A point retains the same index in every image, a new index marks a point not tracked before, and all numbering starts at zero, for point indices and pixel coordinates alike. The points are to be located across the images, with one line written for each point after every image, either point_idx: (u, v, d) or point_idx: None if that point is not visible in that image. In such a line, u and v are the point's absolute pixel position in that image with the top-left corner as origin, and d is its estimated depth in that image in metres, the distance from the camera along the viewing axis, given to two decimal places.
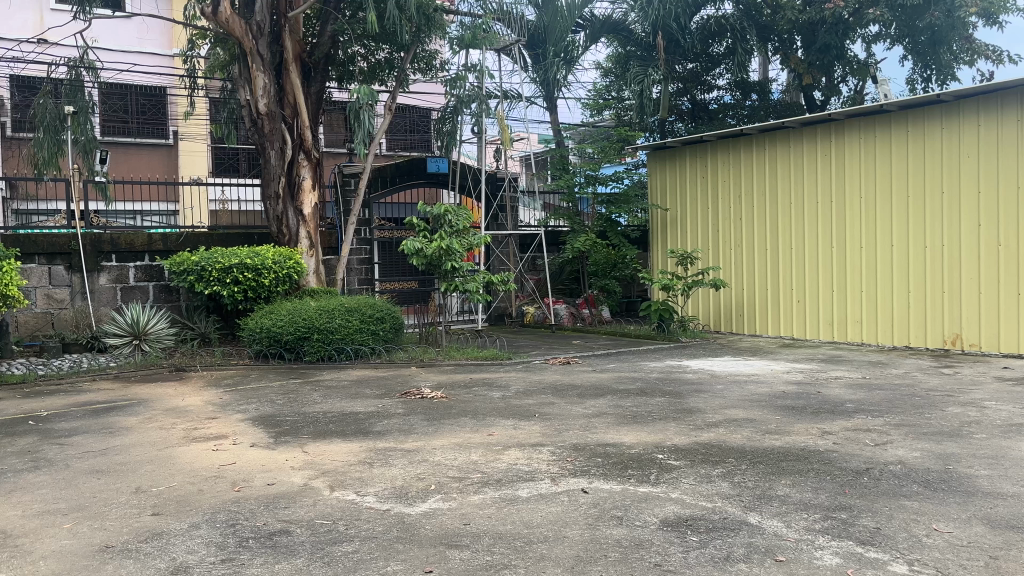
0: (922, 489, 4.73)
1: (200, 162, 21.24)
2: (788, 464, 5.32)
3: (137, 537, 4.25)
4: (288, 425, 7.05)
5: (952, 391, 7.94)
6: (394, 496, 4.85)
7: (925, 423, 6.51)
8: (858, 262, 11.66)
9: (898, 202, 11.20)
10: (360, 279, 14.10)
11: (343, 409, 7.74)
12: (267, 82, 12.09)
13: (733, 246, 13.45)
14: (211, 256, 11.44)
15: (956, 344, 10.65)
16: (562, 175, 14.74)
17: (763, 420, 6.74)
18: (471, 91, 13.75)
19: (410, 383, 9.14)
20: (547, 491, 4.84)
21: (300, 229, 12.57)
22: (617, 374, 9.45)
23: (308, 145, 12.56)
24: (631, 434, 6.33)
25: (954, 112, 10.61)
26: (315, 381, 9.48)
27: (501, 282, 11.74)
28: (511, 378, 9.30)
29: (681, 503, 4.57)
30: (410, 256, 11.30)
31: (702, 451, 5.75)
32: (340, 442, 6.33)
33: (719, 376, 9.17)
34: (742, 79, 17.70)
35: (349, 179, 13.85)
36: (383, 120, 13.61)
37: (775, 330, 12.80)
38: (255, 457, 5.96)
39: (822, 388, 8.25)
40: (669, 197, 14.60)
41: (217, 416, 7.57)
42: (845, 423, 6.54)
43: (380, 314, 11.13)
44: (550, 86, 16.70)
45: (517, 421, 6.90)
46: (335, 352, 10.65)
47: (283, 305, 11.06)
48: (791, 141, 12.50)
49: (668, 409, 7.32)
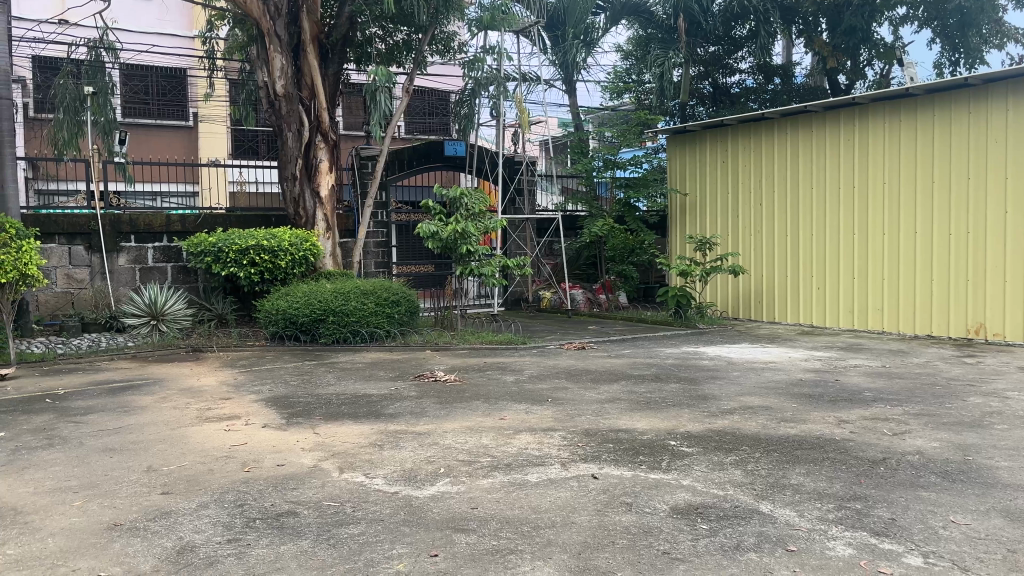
0: (940, 480, 4.63)
1: (219, 144, 21.27)
2: (803, 453, 5.24)
3: (146, 516, 4.26)
4: (300, 407, 7.06)
5: (974, 380, 7.80)
6: (402, 479, 4.83)
7: (945, 412, 6.38)
8: (881, 248, 11.46)
9: (923, 188, 10.98)
10: (376, 262, 14.11)
11: (356, 392, 7.73)
12: (285, 63, 12.05)
13: (753, 231, 13.28)
14: (229, 238, 11.47)
15: (979, 334, 10.45)
16: (580, 158, 14.64)
17: (779, 408, 6.65)
18: (489, 74, 13.65)
19: (424, 366, 9.12)
20: (556, 476, 4.79)
21: (317, 212, 12.55)
22: (632, 360, 9.39)
23: (325, 128, 12.51)
24: (645, 420, 6.26)
25: (983, 96, 10.36)
26: (330, 363, 9.49)
27: (516, 267, 11.67)
28: (526, 362, 9.26)
29: (692, 490, 4.51)
30: (425, 239, 11.23)
31: (716, 438, 5.67)
32: (352, 424, 6.32)
33: (736, 363, 9.07)
34: (765, 62, 17.44)
35: (368, 162, 13.95)
36: (400, 103, 13.48)
37: (794, 317, 12.64)
38: (266, 438, 5.97)
39: (841, 376, 8.13)
40: (689, 182, 14.44)
41: (231, 397, 7.59)
42: (863, 412, 6.43)
43: (396, 297, 11.10)
44: (569, 69, 16.29)
45: (529, 406, 6.86)
46: (351, 335, 10.64)
47: (299, 287, 11.05)
48: (814, 125, 12.29)
49: (683, 396, 7.24)
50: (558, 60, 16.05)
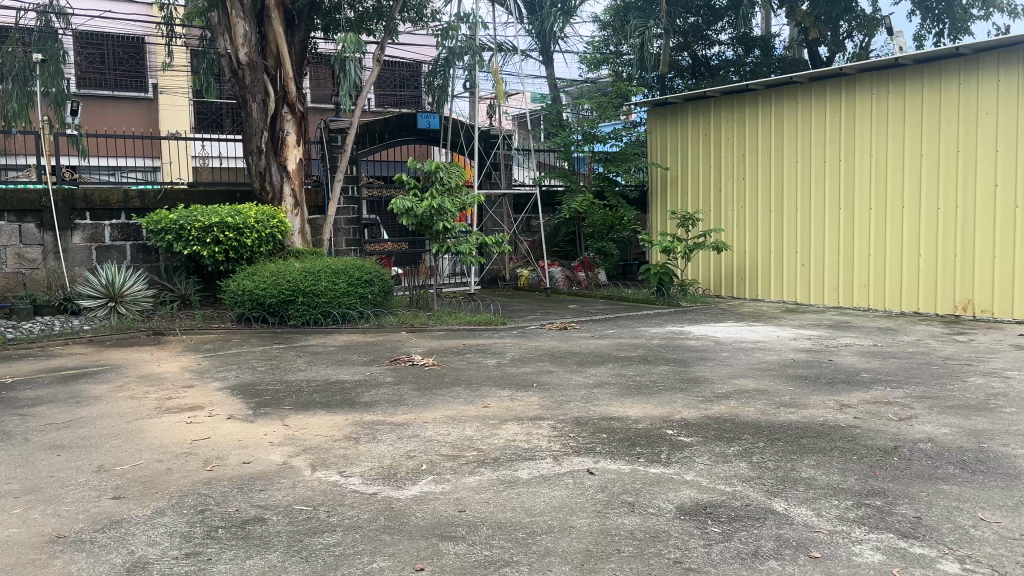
0: (961, 472, 4.32)
1: (181, 116, 20.48)
2: (809, 442, 4.90)
3: (94, 526, 3.80)
4: (269, 395, 6.60)
5: (970, 359, 7.55)
6: (381, 478, 4.40)
7: (949, 394, 6.11)
8: (867, 224, 11.21)
9: (911, 161, 10.70)
10: (347, 240, 13.61)
11: (329, 377, 7.28)
12: (248, 30, 11.47)
13: (735, 206, 12.97)
14: (191, 215, 10.87)
15: (967, 310, 10.26)
16: (558, 132, 14.09)
17: (776, 392, 6.33)
18: (464, 43, 13.12)
19: (399, 350, 8.69)
20: (549, 472, 4.41)
21: (284, 186, 11.99)
22: (618, 341, 9.03)
23: (292, 98, 11.94)
24: (637, 406, 5.91)
25: (973, 65, 10.08)
26: (300, 347, 9.01)
27: (495, 244, 11.20)
28: (506, 344, 8.86)
29: (697, 487, 4.16)
30: (399, 215, 10.73)
31: (715, 426, 5.33)
32: (324, 414, 5.88)
33: (724, 344, 8.76)
34: (745, 33, 17.10)
35: (337, 135, 13.49)
36: (371, 74, 12.88)
37: (777, 294, 12.40)
38: (231, 431, 5.51)
39: (834, 356, 7.84)
40: (670, 156, 14.07)
41: (194, 385, 7.11)
42: (864, 396, 6.14)
43: (369, 276, 10.62)
44: (545, 38, 15.89)
45: (514, 392, 6.47)
46: (321, 316, 10.16)
47: (267, 266, 10.51)
48: (799, 97, 11.97)
49: (674, 379, 6.90)
50: (535, 29, 15.52)
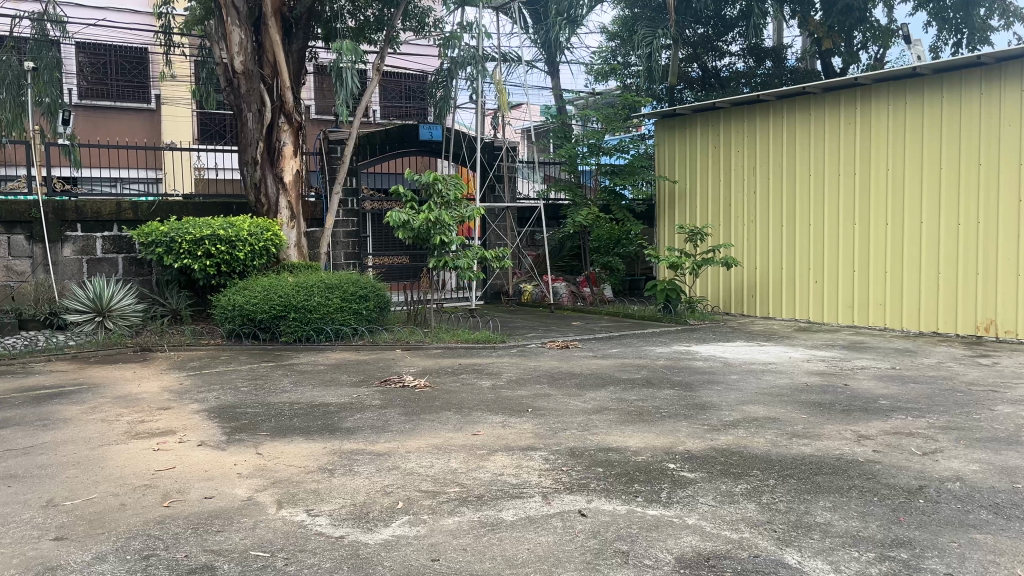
0: (994, 518, 3.88)
1: (184, 127, 20.31)
2: (824, 480, 4.47)
3: (24, 573, 3.41)
4: (247, 419, 6.21)
5: (997, 385, 7.07)
6: (351, 518, 4.00)
7: (976, 425, 5.65)
8: (883, 240, 10.76)
9: (930, 175, 10.26)
10: (346, 254, 13.26)
11: (313, 400, 6.89)
12: (243, 38, 11.14)
13: (745, 220, 12.54)
14: (182, 228, 10.52)
15: (990, 331, 9.76)
16: (563, 143, 13.72)
17: (788, 420, 5.89)
18: (467, 53, 12.79)
19: (392, 369, 8.29)
20: (536, 513, 4.00)
21: (280, 198, 11.65)
22: (621, 362, 8.60)
23: (289, 108, 11.58)
24: (637, 436, 5.48)
25: (996, 74, 9.65)
26: (289, 366, 8.63)
27: (496, 260, 10.82)
28: (504, 364, 8.43)
29: (699, 533, 3.73)
30: (396, 228, 10.35)
31: (721, 460, 4.90)
32: (302, 443, 5.48)
33: (733, 365, 8.30)
34: (756, 44, 16.77)
35: (336, 146, 13.09)
36: (371, 84, 12.52)
37: (789, 312, 11.94)
38: (199, 461, 5.12)
39: (850, 380, 7.37)
40: (678, 168, 13.67)
41: (170, 407, 6.72)
42: (883, 426, 5.69)
43: (364, 292, 10.27)
44: (551, 48, 15.58)
45: (507, 418, 6.05)
46: (313, 333, 9.80)
47: (259, 280, 10.16)
48: (812, 108, 11.57)
49: (678, 405, 6.46)
50: (540, 39, 15.19)
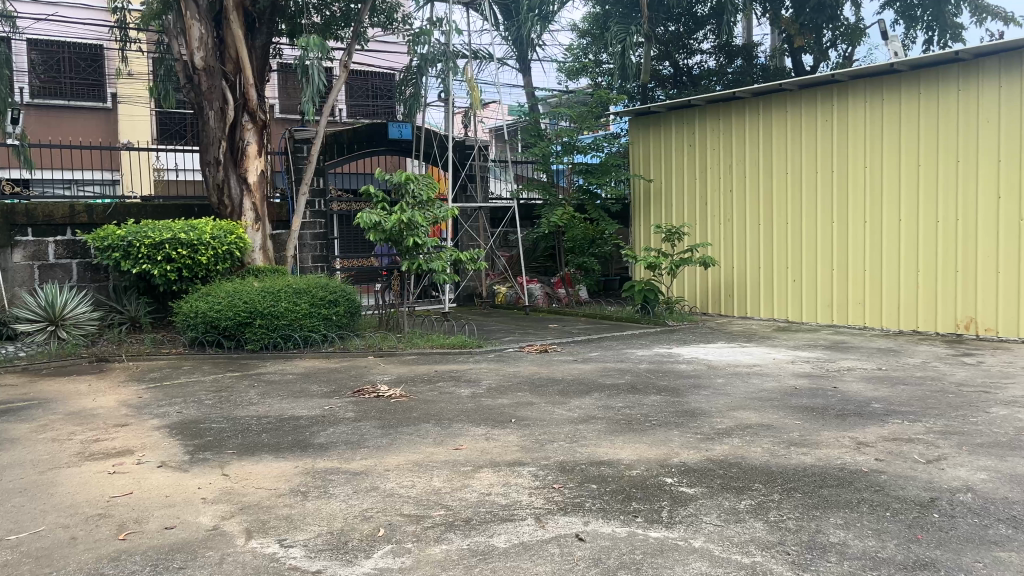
0: (1015, 534, 3.66)
1: (141, 127, 19.65)
2: (831, 493, 4.22)
3: None
4: (211, 435, 5.82)
5: (987, 385, 6.92)
6: (328, 549, 3.66)
7: (975, 429, 5.47)
8: (862, 237, 10.66)
9: (908, 172, 10.16)
10: (313, 256, 12.83)
11: (282, 414, 6.51)
12: (204, 33, 10.67)
13: (722, 219, 12.37)
14: (140, 231, 10.03)
15: (970, 329, 9.68)
16: (536, 142, 13.39)
17: (783, 427, 5.66)
18: (438, 49, 12.44)
19: (364, 378, 7.92)
20: (530, 539, 3.70)
21: (244, 200, 11.20)
22: (602, 366, 8.33)
23: (253, 106, 11.13)
24: (629, 447, 5.20)
25: (974, 70, 9.56)
26: (255, 375, 8.21)
27: (470, 261, 10.49)
28: (482, 370, 8.11)
29: (707, 558, 3.46)
30: (366, 230, 9.95)
31: (720, 473, 4.64)
32: (271, 462, 5.11)
33: (718, 368, 8.07)
34: (727, 41, 16.63)
35: (302, 145, 12.65)
36: (337, 81, 12.09)
37: (767, 311, 11.80)
38: (160, 485, 4.73)
39: (839, 383, 7.18)
40: (653, 166, 13.49)
41: (128, 423, 6.29)
42: (881, 431, 5.48)
43: (333, 296, 9.86)
44: (523, 45, 15.30)
45: (489, 429, 5.74)
46: (281, 341, 9.39)
47: (222, 286, 9.72)
48: (788, 105, 11.43)
49: (667, 412, 6.20)
50: (511, 36, 14.87)
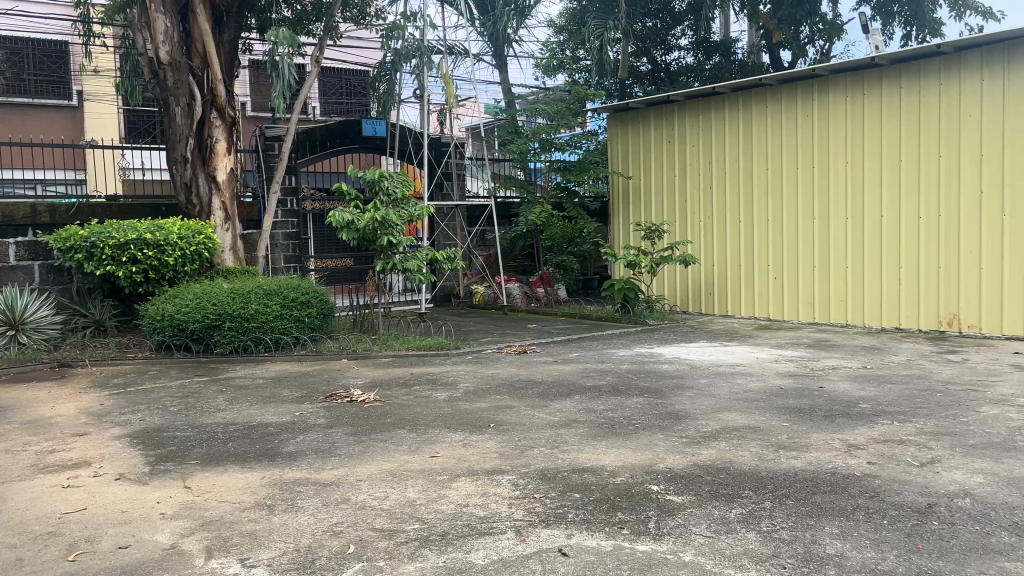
0: (1018, 541, 3.50)
1: (109, 125, 19.27)
2: (824, 500, 4.05)
3: None
4: (175, 445, 5.53)
5: (974, 384, 6.80)
6: (295, 569, 3.42)
7: (966, 429, 5.33)
8: (843, 234, 10.55)
9: (890, 167, 10.07)
10: (286, 256, 12.51)
11: (250, 420, 6.23)
12: (169, 26, 10.34)
13: (702, 217, 12.22)
14: (104, 231, 9.64)
15: (953, 325, 9.60)
16: (513, 139, 13.06)
17: (771, 430, 5.48)
18: (412, 45, 12.18)
19: (337, 381, 7.64)
20: (511, 555, 3.48)
21: (213, 198, 10.86)
22: (583, 367, 8.13)
23: (222, 102, 10.82)
24: (612, 453, 5.00)
25: (955, 64, 9.49)
26: (224, 380, 7.91)
27: (447, 260, 10.24)
28: (459, 373, 7.87)
29: (699, 573, 3.26)
30: (339, 229, 9.66)
31: (708, 480, 4.44)
32: (236, 472, 4.84)
33: (700, 368, 7.89)
34: (705, 38, 16.50)
35: (273, 143, 12.31)
36: (310, 76, 11.74)
37: (749, 309, 11.67)
38: (117, 498, 4.45)
39: (825, 382, 7.03)
40: (632, 163, 13.32)
41: (86, 432, 5.97)
42: (870, 433, 5.33)
43: (306, 298, 9.56)
44: (500, 41, 15.08)
45: (467, 435, 5.50)
46: (252, 344, 9.08)
47: (190, 287, 9.39)
48: (768, 100, 11.31)
49: (650, 415, 6.00)
50: (487, 31, 14.62)
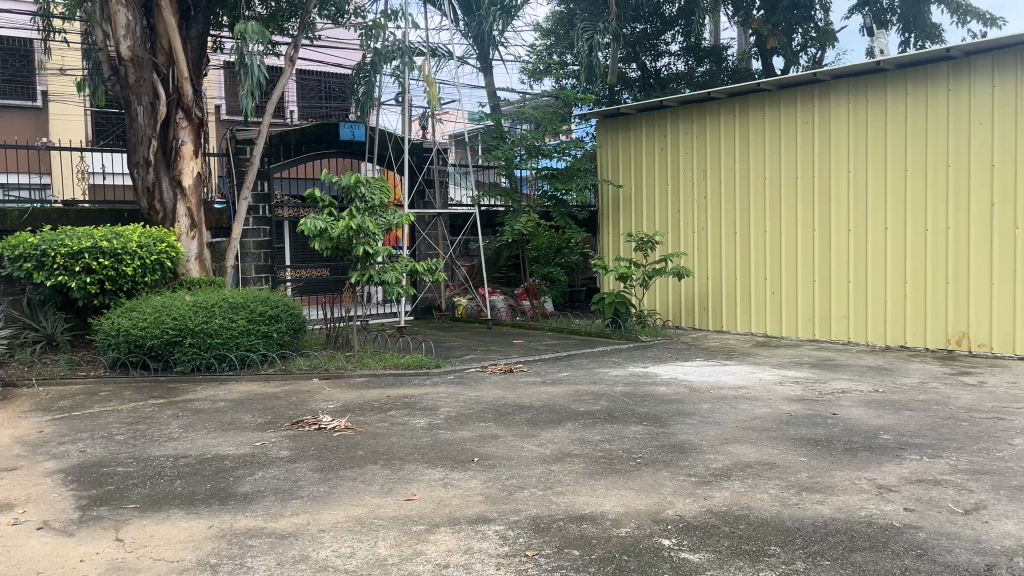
0: None
1: (75, 127, 18.53)
2: (866, 560, 3.47)
3: None
4: (114, 484, 4.85)
5: (999, 410, 6.27)
6: None
7: (1005, 466, 4.78)
8: (845, 247, 10.05)
9: (894, 177, 9.58)
10: (257, 266, 11.81)
11: (205, 452, 5.55)
12: (131, 20, 9.66)
13: (696, 227, 11.68)
14: (57, 238, 8.90)
15: (962, 344, 9.10)
16: (499, 144, 12.44)
17: (789, 466, 4.90)
18: (394, 45, 11.60)
19: (306, 405, 6.98)
20: None
21: (178, 205, 10.16)
22: (574, 389, 7.52)
23: (189, 102, 10.14)
24: (612, 496, 4.39)
25: (964, 69, 9.02)
26: (182, 403, 7.22)
27: (427, 272, 9.62)
28: (440, 396, 7.23)
29: None
30: (311, 238, 8.98)
31: (727, 532, 3.83)
32: (180, 520, 4.18)
33: (700, 391, 7.29)
34: (696, 43, 16.05)
35: (244, 146, 11.66)
36: (285, 77, 11.06)
37: (745, 325, 11.14)
38: (34, 555, 3.77)
39: (838, 408, 6.47)
40: (623, 171, 12.80)
41: (16, 467, 5.27)
42: (900, 470, 4.77)
43: (276, 311, 8.88)
44: (485, 43, 14.54)
45: (447, 473, 4.87)
46: (215, 362, 8.40)
47: (149, 300, 8.67)
48: (767, 106, 10.82)
49: (652, 447, 5.40)
50: (472, 32, 14.05)
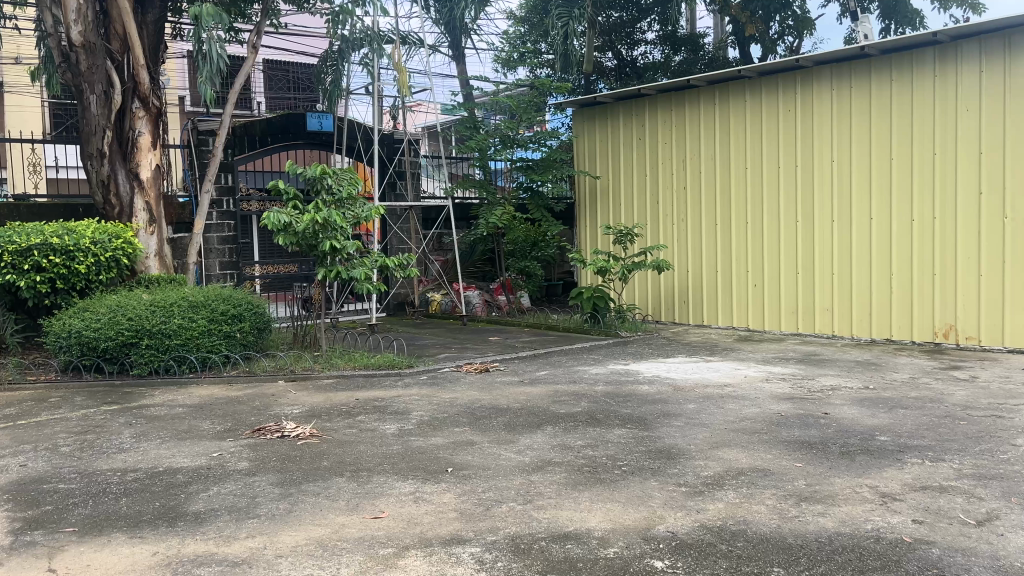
0: None
1: (32, 118, 17.89)
2: None
3: None
4: (52, 504, 4.41)
5: (996, 408, 6.02)
6: None
7: (1012, 470, 4.51)
8: (828, 237, 9.80)
9: (879, 166, 9.34)
10: (221, 262, 11.34)
11: (156, 465, 5.12)
12: (82, 3, 9.10)
13: (676, 218, 11.38)
14: (4, 234, 8.37)
15: (949, 337, 8.89)
16: (472, 135, 12.02)
17: (785, 473, 4.59)
18: (362, 32, 11.16)
19: (270, 410, 6.56)
20: None
21: (135, 198, 9.66)
22: (553, 389, 7.17)
23: (145, 91, 9.62)
24: (599, 510, 4.04)
25: (950, 54, 8.80)
26: (137, 409, 6.76)
27: (398, 268, 9.22)
28: (412, 398, 6.85)
29: None
30: (275, 232, 8.54)
31: (724, 551, 3.51)
32: (121, 546, 3.76)
33: (685, 390, 6.97)
34: (673, 31, 15.78)
35: (206, 137, 11.16)
36: (247, 64, 10.58)
37: (726, 319, 10.86)
38: None
39: (830, 407, 6.19)
40: (600, 162, 12.47)
41: None
42: (903, 476, 4.47)
43: (238, 309, 8.43)
44: (457, 31, 14.16)
45: (419, 486, 4.50)
46: (173, 364, 7.94)
47: (104, 299, 8.19)
48: (748, 94, 10.53)
49: (638, 453, 5.07)
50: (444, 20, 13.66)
